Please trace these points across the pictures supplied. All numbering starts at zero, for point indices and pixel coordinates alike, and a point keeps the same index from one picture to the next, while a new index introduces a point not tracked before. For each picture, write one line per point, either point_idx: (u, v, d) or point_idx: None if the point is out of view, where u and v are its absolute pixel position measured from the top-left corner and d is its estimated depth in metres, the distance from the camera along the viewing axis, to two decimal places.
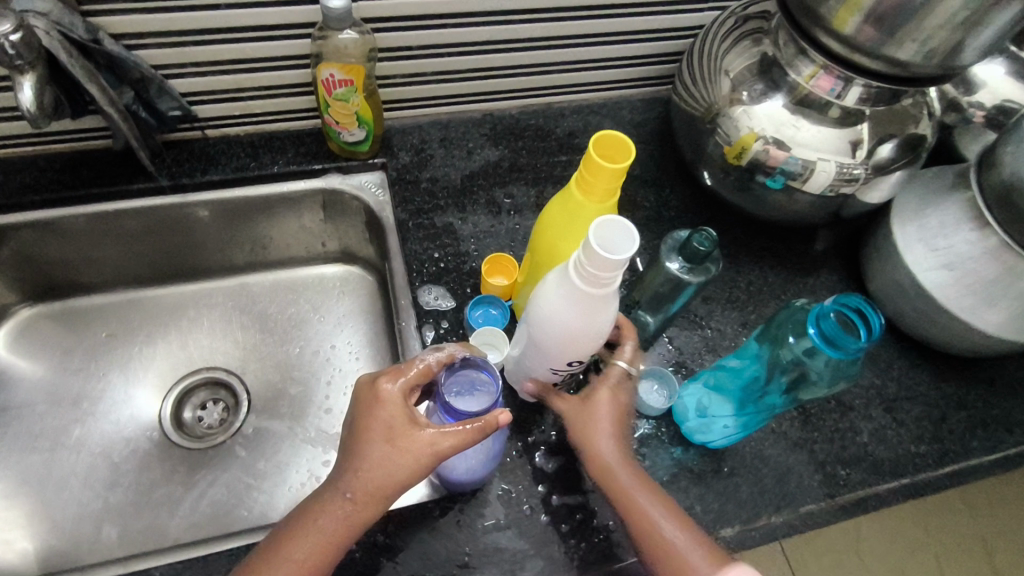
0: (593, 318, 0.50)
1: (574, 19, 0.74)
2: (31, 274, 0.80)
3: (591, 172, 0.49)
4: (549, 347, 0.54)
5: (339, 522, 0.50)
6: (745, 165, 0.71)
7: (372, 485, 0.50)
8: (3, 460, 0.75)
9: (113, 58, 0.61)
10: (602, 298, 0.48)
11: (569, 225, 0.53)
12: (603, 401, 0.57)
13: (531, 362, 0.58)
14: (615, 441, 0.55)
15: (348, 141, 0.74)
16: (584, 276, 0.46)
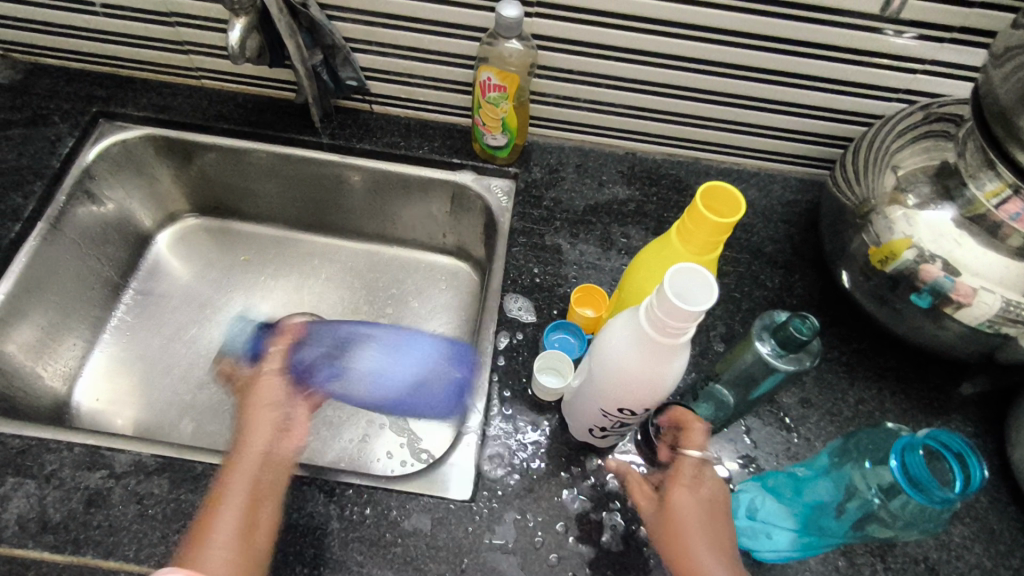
0: (659, 365, 0.47)
1: (745, 80, 0.72)
2: (204, 191, 0.92)
3: (694, 222, 0.49)
4: (610, 390, 0.51)
5: (247, 478, 0.54)
6: (889, 274, 0.62)
7: (277, 446, 0.58)
8: (131, 335, 0.87)
9: (314, 22, 0.69)
10: (667, 351, 0.46)
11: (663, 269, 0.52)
12: (681, 475, 0.54)
13: (584, 401, 0.56)
14: (691, 516, 0.52)
15: (489, 144, 0.78)
16: (652, 322, 0.44)
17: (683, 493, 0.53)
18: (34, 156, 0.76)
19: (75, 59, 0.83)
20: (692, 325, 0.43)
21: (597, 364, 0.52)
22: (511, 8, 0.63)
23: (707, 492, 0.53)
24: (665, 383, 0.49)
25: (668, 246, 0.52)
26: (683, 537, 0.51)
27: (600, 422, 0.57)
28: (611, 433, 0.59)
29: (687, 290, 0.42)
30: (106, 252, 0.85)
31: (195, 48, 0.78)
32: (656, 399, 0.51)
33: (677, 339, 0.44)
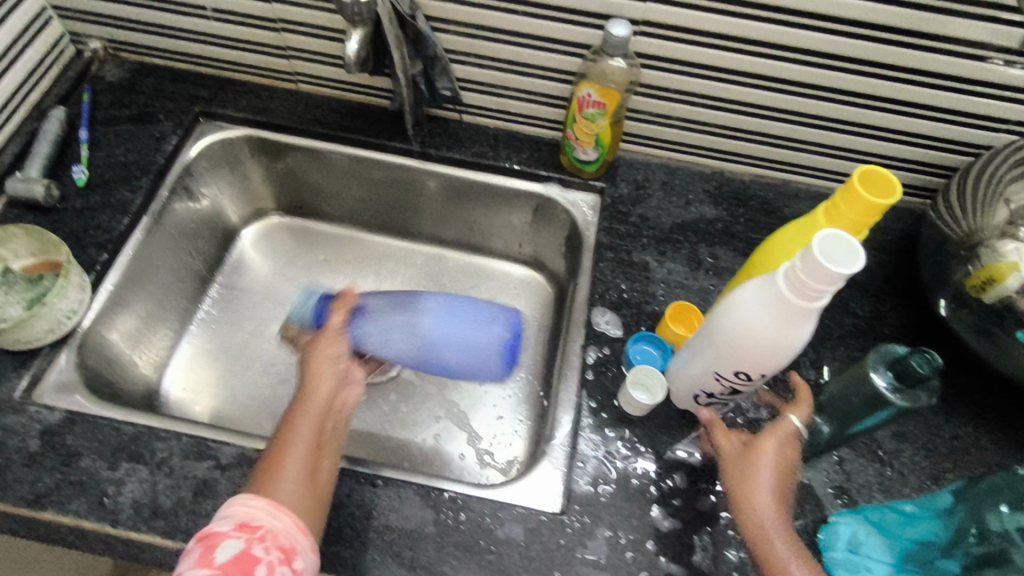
0: (786, 328, 0.49)
1: (846, 104, 0.71)
2: (290, 191, 0.94)
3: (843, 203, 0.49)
4: (728, 350, 0.54)
5: (312, 422, 0.56)
6: (998, 312, 0.61)
7: (320, 377, 0.60)
8: (216, 328, 0.90)
9: (420, 34, 0.70)
10: (798, 314, 0.48)
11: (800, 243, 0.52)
12: (773, 434, 0.55)
13: (699, 361, 0.59)
14: (772, 469, 0.53)
15: (579, 158, 0.78)
16: (791, 282, 0.46)
17: (772, 451, 0.54)
18: (141, 153, 0.79)
19: (179, 59, 0.85)
20: (829, 288, 0.44)
21: (719, 326, 0.54)
22: (620, 27, 0.63)
23: (789, 450, 0.55)
24: (787, 347, 0.51)
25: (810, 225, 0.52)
26: (758, 482, 0.53)
27: (710, 386, 0.59)
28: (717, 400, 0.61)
29: (833, 255, 0.43)
30: (197, 246, 0.88)
31: (297, 53, 0.80)
32: (775, 363, 0.53)
33: (812, 302, 0.46)
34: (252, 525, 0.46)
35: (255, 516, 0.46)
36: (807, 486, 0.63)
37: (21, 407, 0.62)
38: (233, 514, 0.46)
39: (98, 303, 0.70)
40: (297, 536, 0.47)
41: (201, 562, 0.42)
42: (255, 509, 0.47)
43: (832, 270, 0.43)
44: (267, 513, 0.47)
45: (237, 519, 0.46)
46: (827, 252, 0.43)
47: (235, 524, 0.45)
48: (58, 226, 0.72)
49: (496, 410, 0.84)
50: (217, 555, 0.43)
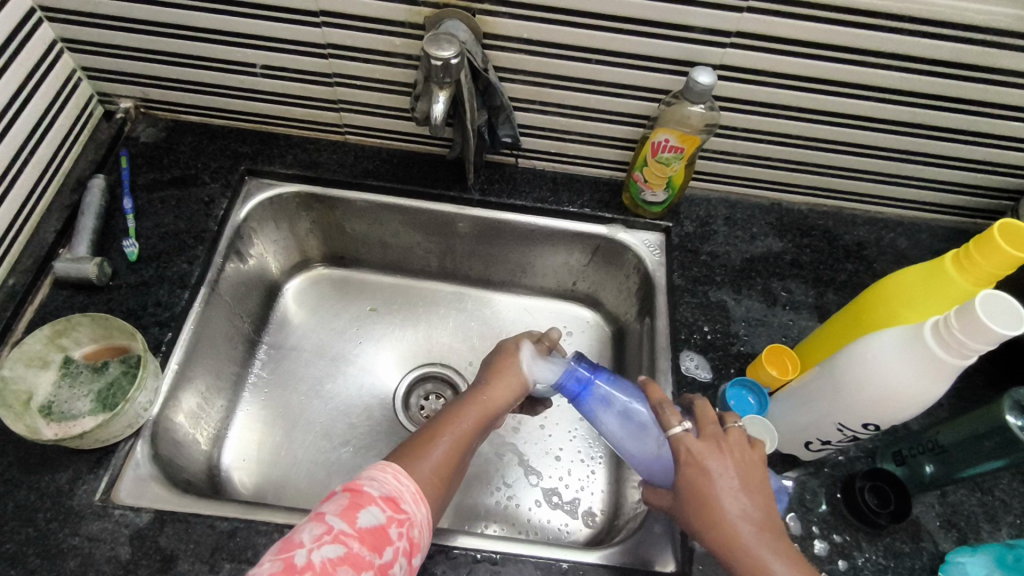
0: (927, 384, 0.49)
1: (914, 136, 0.72)
2: (334, 242, 0.91)
3: (980, 252, 0.48)
4: (857, 403, 0.53)
5: (462, 425, 0.62)
6: None
7: (495, 395, 0.66)
8: (269, 391, 0.86)
9: (490, 85, 0.68)
10: (944, 371, 0.48)
11: (925, 295, 0.52)
12: (694, 456, 0.55)
13: (815, 410, 0.58)
14: (733, 500, 0.53)
15: (645, 200, 0.78)
16: (943, 340, 0.46)
17: (696, 469, 0.55)
18: (191, 220, 0.75)
19: (218, 116, 0.81)
20: (985, 349, 0.44)
21: (846, 379, 0.54)
22: (705, 75, 0.62)
23: (715, 458, 0.55)
24: (921, 403, 0.51)
25: (935, 276, 0.52)
26: (706, 503, 0.53)
27: (826, 434, 0.59)
28: (829, 447, 0.61)
29: (997, 318, 0.43)
30: (246, 309, 0.84)
31: (348, 107, 0.77)
32: (904, 417, 0.53)
33: (964, 360, 0.46)
34: (397, 506, 0.51)
35: (403, 499, 0.52)
36: (917, 522, 0.63)
37: (104, 510, 0.57)
38: (382, 485, 0.52)
39: (167, 385, 0.66)
40: (421, 529, 0.52)
41: (348, 514, 0.48)
42: (400, 486, 0.53)
43: (995, 332, 0.42)
44: (410, 499, 0.53)
45: (386, 490, 0.52)
46: (990, 313, 0.43)
47: (384, 494, 0.51)
48: (115, 306, 0.68)
49: (560, 457, 0.82)
50: (361, 517, 0.48)
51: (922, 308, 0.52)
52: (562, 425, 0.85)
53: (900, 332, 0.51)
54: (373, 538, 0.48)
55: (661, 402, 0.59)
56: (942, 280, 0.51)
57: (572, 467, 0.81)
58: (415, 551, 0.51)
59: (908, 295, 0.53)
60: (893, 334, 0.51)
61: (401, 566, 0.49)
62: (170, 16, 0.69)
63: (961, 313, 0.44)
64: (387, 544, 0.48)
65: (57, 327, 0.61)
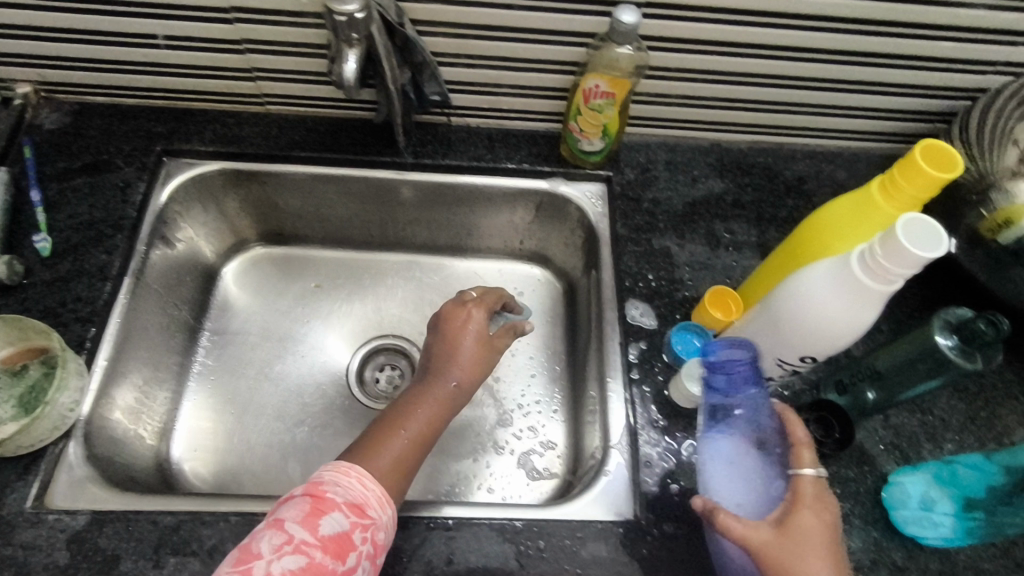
0: (856, 312, 0.49)
1: (847, 65, 0.71)
2: (268, 219, 0.87)
3: (905, 176, 0.48)
4: (791, 338, 0.54)
5: (424, 412, 0.61)
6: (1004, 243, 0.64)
7: (461, 384, 0.64)
8: (216, 378, 0.83)
9: (409, 40, 0.65)
10: (870, 297, 0.48)
11: (855, 223, 0.52)
12: (812, 501, 0.50)
13: (756, 348, 0.58)
14: (822, 555, 0.47)
15: (583, 150, 0.76)
16: (867, 266, 0.46)
17: (816, 520, 0.49)
18: (106, 208, 0.71)
19: (126, 95, 0.76)
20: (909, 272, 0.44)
21: (781, 314, 0.54)
22: (629, 13, 0.60)
23: (831, 520, 0.49)
24: (853, 329, 0.51)
25: (864, 203, 0.51)
26: (808, 558, 0.47)
27: (768, 371, 0.59)
28: (772, 382, 0.62)
29: (918, 240, 0.42)
30: (181, 297, 0.80)
31: (264, 75, 0.73)
32: (838, 347, 0.53)
33: (887, 285, 0.46)
34: (363, 511, 0.50)
35: (370, 505, 0.51)
36: (861, 448, 0.64)
37: (38, 517, 0.55)
38: (348, 490, 0.51)
39: (95, 384, 0.63)
40: (387, 531, 0.52)
41: (309, 522, 0.47)
42: (365, 492, 0.52)
43: (915, 253, 0.42)
44: (376, 503, 0.52)
45: (351, 495, 0.51)
46: (911, 235, 0.43)
47: (349, 501, 0.50)
48: (32, 305, 0.64)
49: (517, 417, 0.82)
50: (322, 525, 0.48)
51: (853, 237, 0.52)
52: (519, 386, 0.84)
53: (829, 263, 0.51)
54: (336, 546, 0.47)
55: (797, 428, 0.53)
56: (871, 207, 0.51)
57: (529, 426, 0.81)
58: (381, 553, 0.50)
59: (839, 226, 0.53)
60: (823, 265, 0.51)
61: (366, 569, 0.49)
62: None
63: (884, 239, 0.44)
64: (350, 551, 0.48)
65: None
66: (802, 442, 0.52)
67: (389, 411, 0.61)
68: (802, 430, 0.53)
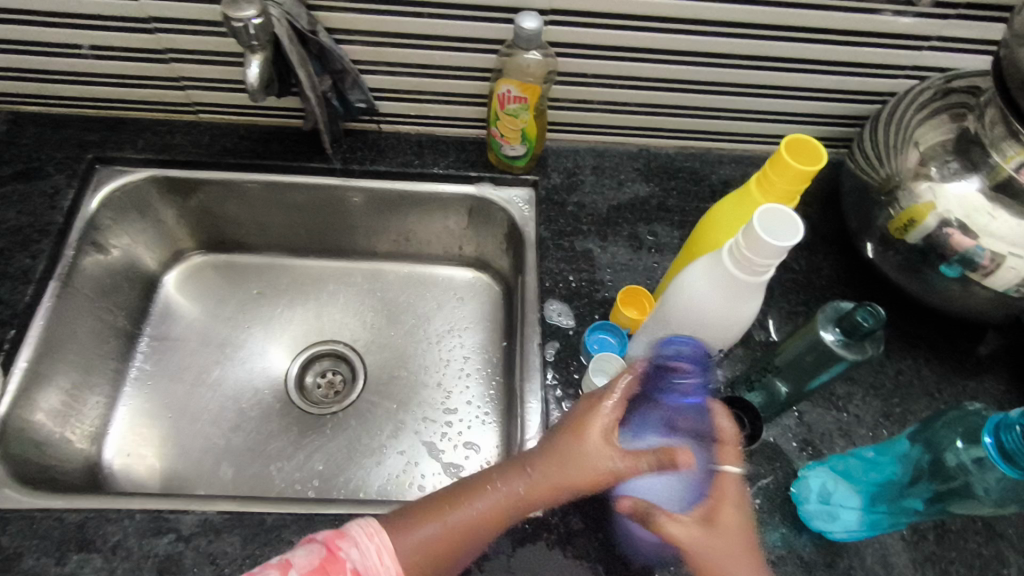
0: (735, 303, 0.50)
1: (758, 69, 0.73)
2: (209, 227, 0.88)
3: (776, 170, 0.49)
4: (681, 331, 0.54)
5: (492, 501, 0.51)
6: (909, 241, 0.65)
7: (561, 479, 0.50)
8: (153, 383, 0.84)
9: (323, 48, 0.66)
10: (744, 288, 0.49)
11: (738, 218, 0.53)
12: (726, 496, 0.49)
13: (655, 343, 0.59)
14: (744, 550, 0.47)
15: (507, 155, 0.77)
16: (735, 257, 0.47)
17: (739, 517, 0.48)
18: (36, 214, 0.72)
19: (60, 105, 0.78)
20: (778, 259, 0.45)
21: (670, 307, 0.55)
22: (530, 20, 0.62)
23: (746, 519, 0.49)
24: (736, 321, 0.52)
25: (746, 199, 0.52)
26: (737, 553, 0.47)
27: None
28: (678, 379, 0.62)
29: (775, 223, 0.44)
30: (116, 302, 0.81)
31: (192, 83, 0.75)
32: (727, 339, 0.54)
33: (756, 275, 0.47)
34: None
35: None
36: (773, 445, 0.64)
37: None
38: (364, 555, 0.47)
39: (14, 386, 0.64)
40: None
41: None
42: (381, 565, 0.47)
43: (770, 242, 0.43)
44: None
45: (362, 564, 0.46)
46: (768, 224, 0.44)
47: (359, 568, 0.46)
48: None
49: (452, 420, 0.82)
50: None
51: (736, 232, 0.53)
52: (455, 389, 0.85)
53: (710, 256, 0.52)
54: None
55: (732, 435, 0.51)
56: (750, 202, 0.52)
57: (465, 426, 0.82)
58: None
59: (725, 221, 0.54)
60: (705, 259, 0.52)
61: None
62: None
63: (745, 232, 0.45)
64: None
65: None
66: (730, 440, 0.51)
67: (462, 482, 0.53)
68: (725, 421, 0.52)
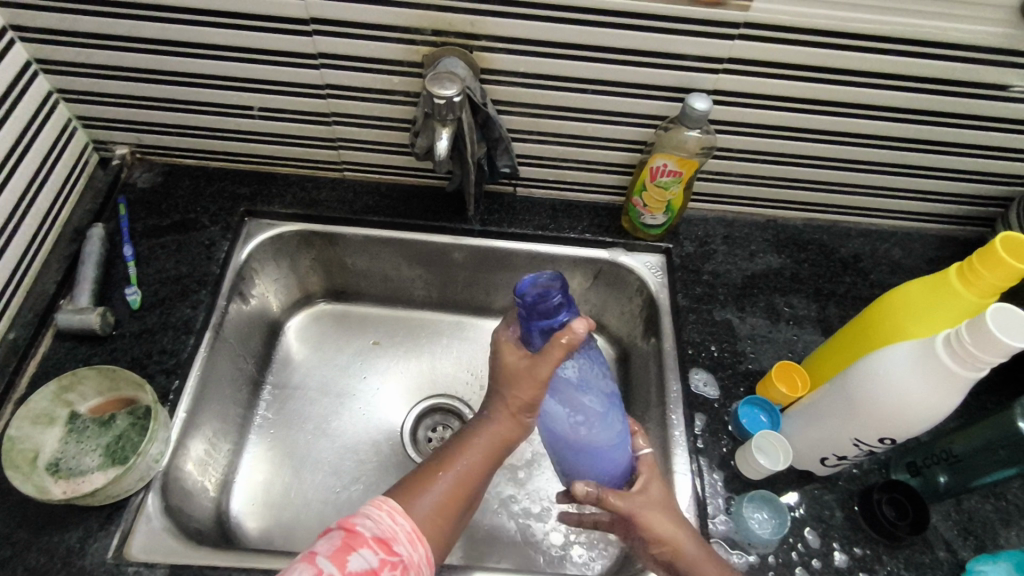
0: (941, 395, 0.50)
1: (900, 150, 0.74)
2: (335, 277, 0.90)
3: (985, 264, 0.50)
4: (871, 417, 0.54)
5: (462, 470, 0.56)
6: None
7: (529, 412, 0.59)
8: (276, 432, 0.83)
9: (489, 119, 0.69)
10: (957, 381, 0.49)
11: (933, 308, 0.53)
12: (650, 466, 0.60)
13: (830, 426, 0.59)
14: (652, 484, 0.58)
15: (645, 223, 0.78)
16: (953, 350, 0.48)
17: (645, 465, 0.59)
18: (192, 264, 0.75)
19: (215, 159, 0.82)
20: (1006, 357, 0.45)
21: (859, 392, 0.54)
22: (701, 101, 0.64)
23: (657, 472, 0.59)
24: (937, 413, 0.51)
25: (942, 290, 0.53)
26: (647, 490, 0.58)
27: (842, 450, 0.59)
28: (844, 462, 0.61)
29: (1005, 321, 0.45)
30: (250, 350, 0.83)
31: (348, 144, 0.78)
32: (920, 429, 0.53)
33: (975, 370, 0.47)
34: (391, 548, 0.49)
35: (397, 541, 0.49)
36: (935, 532, 0.63)
37: (117, 569, 0.56)
38: (378, 525, 0.50)
39: (175, 435, 0.65)
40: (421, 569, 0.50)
41: (339, 557, 0.46)
42: (394, 528, 0.50)
43: (1004, 341, 0.44)
44: (405, 539, 0.50)
45: (381, 530, 0.49)
46: (998, 323, 0.45)
47: (379, 535, 0.49)
48: (119, 355, 0.67)
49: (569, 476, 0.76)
50: (353, 560, 0.46)
51: (934, 322, 0.53)
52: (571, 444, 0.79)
53: (910, 345, 0.52)
54: None
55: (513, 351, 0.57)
56: (950, 294, 0.52)
57: None
58: None
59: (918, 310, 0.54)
60: (904, 348, 0.52)
61: None
62: (169, 65, 0.69)
63: (969, 327, 0.46)
64: None
65: (62, 381, 0.60)
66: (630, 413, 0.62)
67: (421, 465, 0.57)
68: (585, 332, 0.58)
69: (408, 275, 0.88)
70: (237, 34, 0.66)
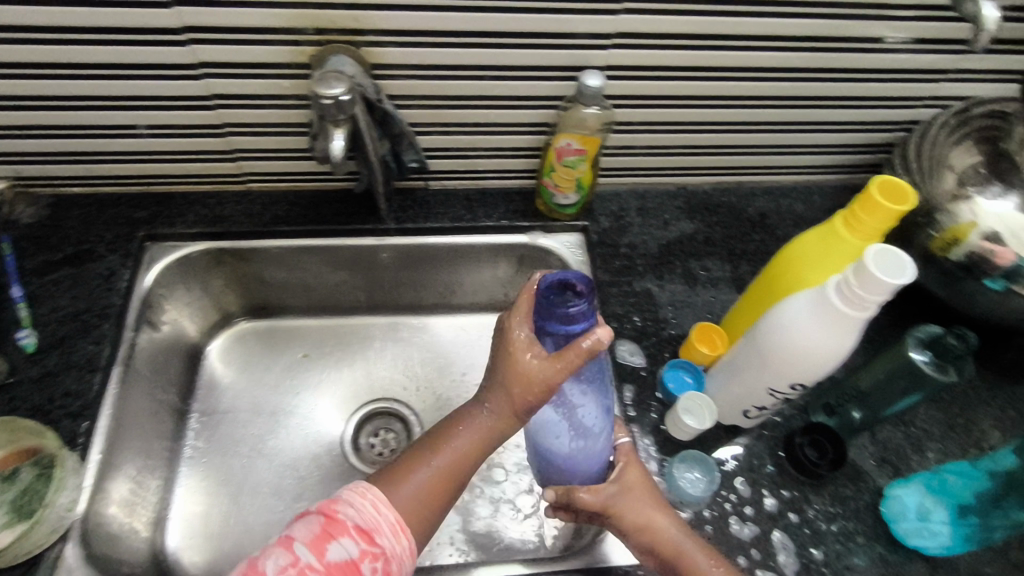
0: (839, 337, 0.53)
1: (789, 109, 0.77)
2: (252, 293, 0.87)
3: (866, 209, 0.52)
4: (781, 366, 0.57)
5: (453, 458, 0.52)
6: (955, 258, 0.69)
7: (519, 399, 0.50)
8: (208, 460, 0.79)
9: (387, 115, 0.68)
10: (852, 322, 0.51)
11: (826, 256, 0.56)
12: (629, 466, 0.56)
13: (747, 380, 0.61)
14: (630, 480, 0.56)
15: (558, 204, 0.79)
16: (844, 294, 0.50)
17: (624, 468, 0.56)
18: (91, 298, 0.71)
19: (104, 185, 0.77)
20: (888, 295, 0.48)
21: (767, 345, 0.57)
22: (594, 78, 0.64)
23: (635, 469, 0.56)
24: (838, 354, 0.54)
25: (832, 238, 0.56)
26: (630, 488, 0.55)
27: (761, 400, 0.61)
28: (764, 411, 0.64)
29: (885, 262, 0.48)
30: (169, 380, 0.79)
31: (246, 155, 0.75)
32: (826, 371, 0.56)
33: (865, 309, 0.50)
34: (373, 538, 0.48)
35: (380, 531, 0.48)
36: (855, 466, 0.66)
37: None
38: (361, 512, 0.49)
39: (90, 479, 0.61)
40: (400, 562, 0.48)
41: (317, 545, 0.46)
42: (379, 517, 0.49)
43: (885, 280, 0.47)
44: (389, 531, 0.49)
45: (363, 519, 0.48)
46: (879, 264, 0.47)
47: (359, 525, 0.48)
48: (19, 404, 0.63)
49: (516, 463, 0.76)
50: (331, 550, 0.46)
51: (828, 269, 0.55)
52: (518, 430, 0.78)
53: (808, 294, 0.54)
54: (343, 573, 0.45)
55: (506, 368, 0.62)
56: (839, 241, 0.55)
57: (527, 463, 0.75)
58: None
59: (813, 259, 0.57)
60: (802, 297, 0.55)
61: None
62: (36, 89, 0.65)
63: (855, 272, 0.49)
64: None
65: None
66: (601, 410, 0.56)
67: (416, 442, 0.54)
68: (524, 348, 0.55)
69: (329, 283, 0.86)
70: (106, 51, 0.62)
